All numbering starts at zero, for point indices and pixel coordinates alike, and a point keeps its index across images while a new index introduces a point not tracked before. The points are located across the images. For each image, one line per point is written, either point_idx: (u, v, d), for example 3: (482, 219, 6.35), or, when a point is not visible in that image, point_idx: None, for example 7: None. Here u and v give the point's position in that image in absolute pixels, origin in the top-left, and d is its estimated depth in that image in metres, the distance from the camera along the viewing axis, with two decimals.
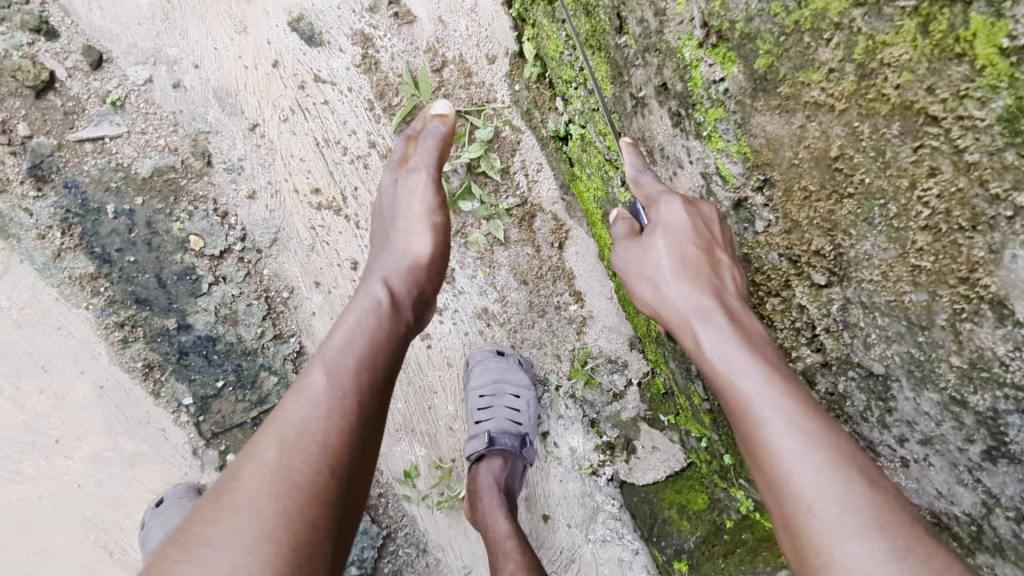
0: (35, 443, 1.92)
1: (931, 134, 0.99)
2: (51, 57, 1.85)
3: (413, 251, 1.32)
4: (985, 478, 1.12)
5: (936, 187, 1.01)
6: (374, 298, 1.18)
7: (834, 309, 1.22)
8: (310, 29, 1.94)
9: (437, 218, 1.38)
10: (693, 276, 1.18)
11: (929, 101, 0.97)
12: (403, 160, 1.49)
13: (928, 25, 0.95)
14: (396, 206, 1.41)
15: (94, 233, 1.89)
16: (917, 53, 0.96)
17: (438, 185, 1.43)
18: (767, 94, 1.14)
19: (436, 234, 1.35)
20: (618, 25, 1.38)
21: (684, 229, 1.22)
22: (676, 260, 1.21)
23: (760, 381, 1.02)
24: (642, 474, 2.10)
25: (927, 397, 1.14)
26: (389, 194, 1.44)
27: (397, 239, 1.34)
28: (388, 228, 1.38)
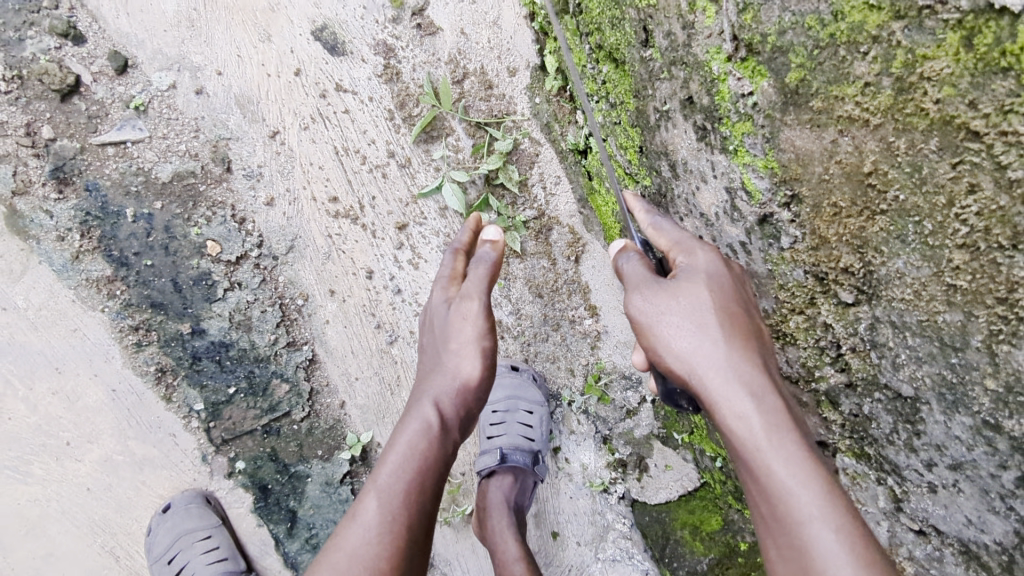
0: (45, 445, 1.92)
1: (972, 150, 0.97)
2: (77, 62, 1.87)
3: (461, 374, 1.24)
4: (1018, 506, 1.09)
5: (975, 205, 0.98)
6: (425, 421, 1.17)
7: (862, 328, 1.20)
8: (333, 38, 1.96)
9: (487, 340, 1.28)
10: (736, 340, 1.08)
11: (970, 116, 0.96)
12: (452, 277, 1.39)
13: (972, 39, 0.94)
14: (444, 329, 1.29)
15: (112, 237, 1.90)
16: (960, 67, 0.95)
17: (489, 308, 1.31)
18: (797, 108, 1.13)
19: (485, 358, 1.26)
20: (644, 39, 1.37)
21: (730, 293, 1.13)
22: (724, 324, 1.09)
23: (806, 469, 0.97)
24: (653, 493, 2.06)
25: (959, 421, 1.12)
26: (439, 315, 1.32)
27: (445, 360, 1.26)
28: (436, 349, 1.29)
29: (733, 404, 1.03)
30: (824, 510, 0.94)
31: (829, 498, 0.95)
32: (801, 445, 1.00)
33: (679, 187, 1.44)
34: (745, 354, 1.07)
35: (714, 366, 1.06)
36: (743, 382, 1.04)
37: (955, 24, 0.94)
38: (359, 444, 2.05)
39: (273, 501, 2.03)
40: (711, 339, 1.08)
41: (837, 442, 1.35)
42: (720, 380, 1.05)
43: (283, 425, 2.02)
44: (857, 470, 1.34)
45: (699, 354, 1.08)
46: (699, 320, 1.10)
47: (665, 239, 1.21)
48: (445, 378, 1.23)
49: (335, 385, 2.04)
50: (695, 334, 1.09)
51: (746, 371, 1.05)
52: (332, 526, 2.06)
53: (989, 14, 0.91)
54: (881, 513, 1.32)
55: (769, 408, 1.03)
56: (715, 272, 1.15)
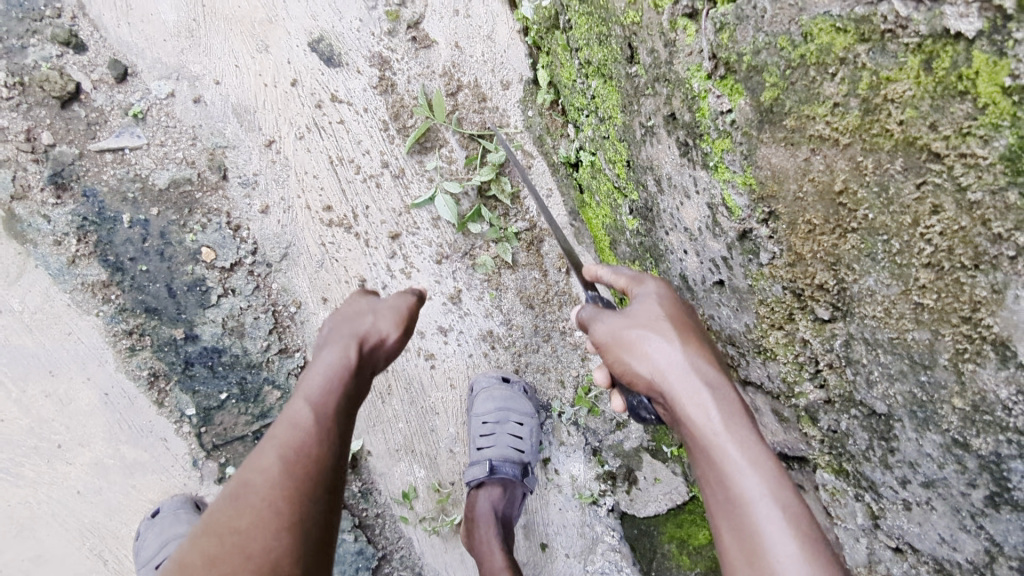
0: (37, 447, 1.93)
1: (934, 171, 0.98)
2: (79, 70, 1.90)
3: (382, 334, 1.25)
4: (988, 525, 1.09)
5: (939, 225, 0.99)
6: (342, 358, 1.16)
7: (837, 345, 1.21)
8: (329, 50, 1.98)
9: (412, 322, 1.31)
10: (694, 342, 1.11)
11: (932, 138, 0.97)
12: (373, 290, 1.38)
13: (931, 62, 0.95)
14: (372, 302, 1.31)
15: (108, 242, 1.92)
16: (921, 90, 0.97)
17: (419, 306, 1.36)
18: (772, 126, 1.14)
19: (405, 331, 1.28)
20: (629, 55, 1.39)
21: (682, 303, 1.18)
22: (681, 325, 1.12)
23: (758, 453, 0.99)
24: (642, 506, 2.06)
25: (931, 438, 1.12)
26: (363, 297, 1.32)
27: (367, 317, 1.26)
28: (358, 313, 1.28)
29: (690, 395, 1.05)
30: (774, 492, 0.95)
31: (777, 480, 0.97)
32: (753, 433, 1.02)
33: (664, 202, 1.46)
34: (701, 354, 1.10)
35: (673, 361, 1.08)
36: (701, 375, 1.06)
37: (915, 47, 0.96)
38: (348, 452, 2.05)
39: None
40: (671, 340, 1.10)
41: (817, 458, 1.36)
42: (679, 374, 1.07)
43: None
44: (836, 486, 1.35)
45: (661, 352, 1.09)
46: (657, 323, 1.12)
47: (621, 278, 1.24)
48: (367, 331, 1.23)
49: None
50: (656, 333, 1.11)
51: (704, 366, 1.07)
52: None
53: (946, 39, 0.93)
54: (860, 530, 1.33)
55: (726, 400, 1.04)
56: (666, 289, 1.20)
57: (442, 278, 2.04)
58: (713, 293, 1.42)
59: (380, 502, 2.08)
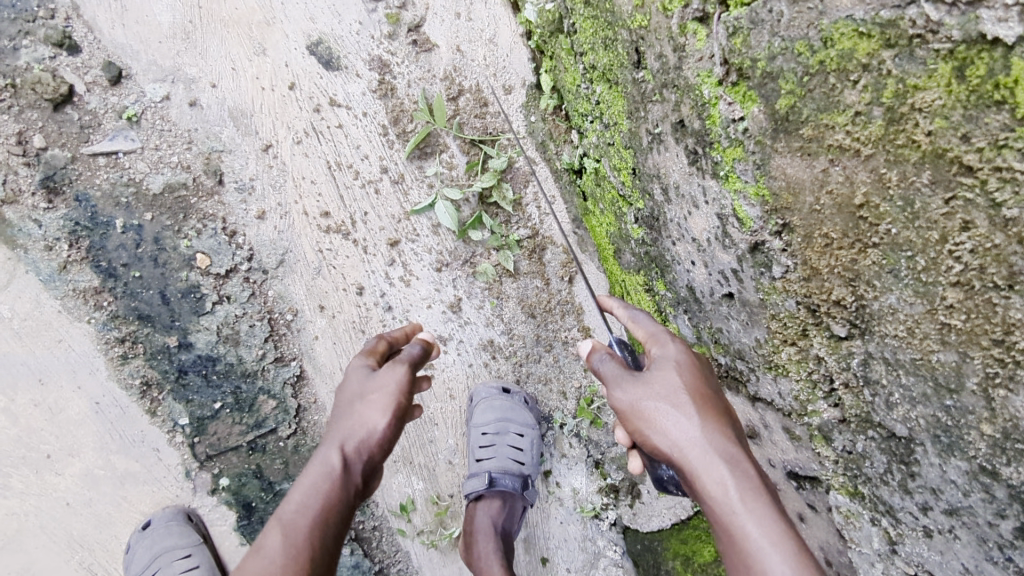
0: (26, 457, 1.89)
1: (965, 185, 0.93)
2: (72, 71, 1.86)
3: (370, 425, 1.19)
4: (1017, 557, 1.04)
5: (970, 242, 0.95)
6: (327, 464, 1.14)
7: (854, 363, 1.16)
8: (328, 53, 1.94)
9: (406, 399, 1.23)
10: (713, 418, 1.08)
11: (963, 150, 0.93)
12: (374, 348, 1.35)
13: (964, 70, 0.90)
14: (362, 382, 1.25)
15: (101, 248, 1.88)
16: (952, 99, 0.92)
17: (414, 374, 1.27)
18: (789, 135, 1.10)
19: (397, 414, 1.21)
20: (636, 60, 1.35)
21: (704, 374, 1.14)
22: (700, 399, 1.09)
23: (781, 534, 0.94)
24: (646, 520, 2.01)
25: (955, 465, 1.07)
26: (356, 375, 1.27)
27: (356, 408, 1.22)
28: (350, 400, 1.24)
29: (708, 472, 1.02)
30: (799, 574, 0.90)
31: (803, 563, 0.91)
32: (777, 514, 0.97)
33: (671, 212, 1.41)
34: (720, 429, 1.07)
35: (690, 437, 1.05)
36: (719, 451, 1.03)
37: (947, 53, 0.91)
38: None
39: (257, 519, 2.00)
40: (688, 415, 1.07)
41: (831, 479, 1.31)
42: (697, 450, 1.04)
43: (269, 442, 1.99)
44: (850, 509, 1.30)
45: (679, 429, 1.06)
46: (675, 397, 1.09)
47: (639, 329, 1.21)
48: (355, 427, 1.19)
49: (323, 403, 2.01)
50: (673, 409, 1.08)
51: (722, 442, 1.04)
52: None
53: (981, 45, 0.88)
54: (876, 555, 1.28)
55: (746, 478, 1.01)
56: (688, 358, 1.16)
57: (442, 286, 2.00)
58: (722, 306, 1.38)
59: (378, 515, 2.03)
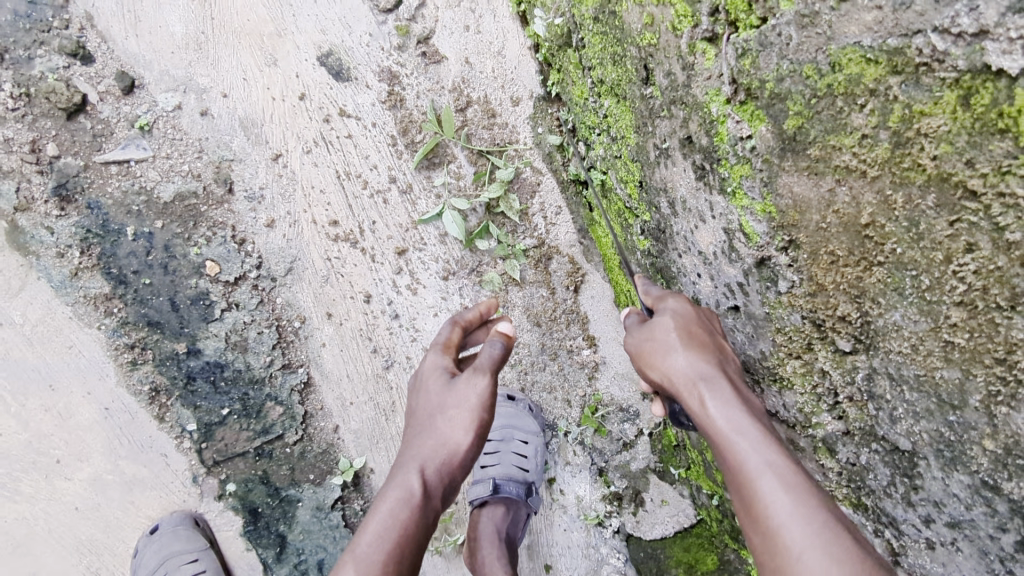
0: (36, 462, 1.90)
1: (969, 209, 0.96)
2: (85, 81, 1.89)
3: (452, 445, 1.26)
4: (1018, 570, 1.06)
5: (973, 263, 0.98)
6: (408, 490, 1.19)
7: (859, 378, 1.18)
8: (339, 64, 1.96)
9: (487, 415, 1.28)
10: (700, 347, 1.20)
11: (968, 175, 0.95)
12: (448, 349, 1.41)
13: (969, 98, 0.93)
14: (444, 398, 1.30)
15: (112, 255, 1.90)
16: (957, 125, 0.95)
17: (496, 385, 1.31)
18: (796, 155, 1.13)
19: (479, 433, 1.27)
20: (645, 76, 1.37)
21: (692, 314, 1.26)
22: (684, 332, 1.22)
23: (749, 428, 1.08)
24: (649, 528, 2.02)
25: (958, 479, 1.09)
26: (435, 387, 1.33)
27: (438, 425, 1.28)
28: (431, 414, 1.30)
29: (689, 390, 1.15)
30: (765, 460, 1.04)
31: (767, 450, 1.05)
32: (750, 416, 1.10)
33: (678, 225, 1.43)
34: (702, 354, 1.19)
35: (675, 365, 1.19)
36: (700, 369, 1.16)
37: (953, 82, 0.94)
38: (352, 468, 2.03)
39: (263, 525, 2.02)
40: (674, 348, 1.20)
41: (834, 491, 1.32)
42: (681, 374, 1.17)
43: (275, 448, 2.01)
44: (854, 520, 1.31)
45: (666, 360, 1.20)
46: (663, 333, 1.23)
47: (649, 294, 1.35)
48: (437, 448, 1.26)
49: (330, 409, 2.02)
50: (662, 344, 1.21)
51: (701, 364, 1.17)
52: (322, 552, 2.04)
53: (986, 75, 0.91)
54: None
55: (722, 389, 1.14)
56: (680, 307, 1.27)
57: (448, 295, 2.02)
58: (728, 318, 1.39)
59: None
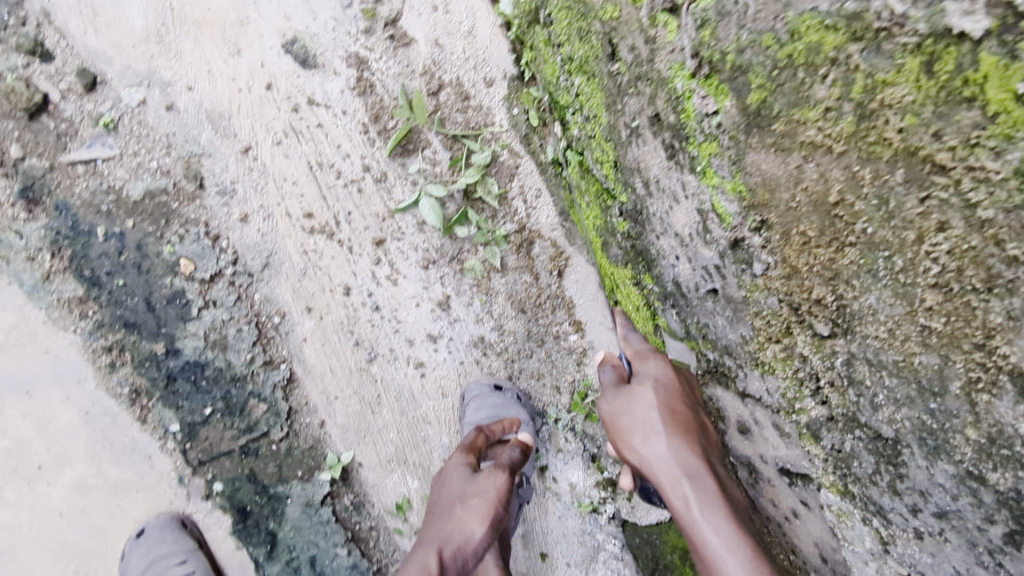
0: (18, 469, 1.88)
1: (939, 185, 0.92)
2: (45, 79, 1.83)
3: (468, 532, 1.37)
4: (1007, 563, 1.04)
5: (946, 244, 0.93)
6: (426, 566, 1.29)
7: (838, 363, 1.14)
8: (304, 51, 1.89)
9: (501, 508, 1.42)
10: (682, 437, 1.27)
11: (936, 148, 0.90)
12: (471, 447, 1.61)
13: (933, 65, 0.88)
14: (465, 487, 1.46)
15: (83, 257, 1.86)
16: (921, 95, 0.90)
17: (512, 482, 1.48)
18: (761, 131, 1.08)
19: (492, 522, 1.39)
20: (610, 52, 1.31)
21: (677, 398, 1.34)
22: (665, 414, 1.30)
23: (729, 532, 1.14)
24: (644, 513, 2.03)
25: (942, 468, 1.06)
26: (459, 479, 1.49)
27: (458, 513, 1.41)
28: (452, 503, 1.44)
29: (669, 478, 1.23)
30: (734, 551, 1.12)
31: (737, 543, 1.13)
32: (730, 517, 1.16)
33: (653, 206, 1.38)
34: (684, 444, 1.27)
35: (655, 448, 1.27)
36: (683, 466, 1.23)
37: (914, 48, 0.89)
38: (340, 464, 2.00)
39: (252, 523, 2.00)
40: (653, 431, 1.29)
41: (821, 477, 1.29)
42: (662, 464, 1.25)
43: (262, 446, 1.98)
44: (841, 508, 1.28)
45: (649, 446, 1.28)
46: (645, 417, 1.31)
47: (632, 348, 1.48)
48: (455, 531, 1.37)
49: (315, 405, 1.99)
50: (642, 429, 1.30)
51: (684, 456, 1.24)
52: (314, 547, 2.04)
53: (948, 39, 0.85)
54: (869, 554, 1.26)
55: (704, 485, 1.21)
56: (663, 376, 1.38)
57: (430, 284, 1.97)
58: (708, 301, 1.35)
59: (374, 515, 2.05)
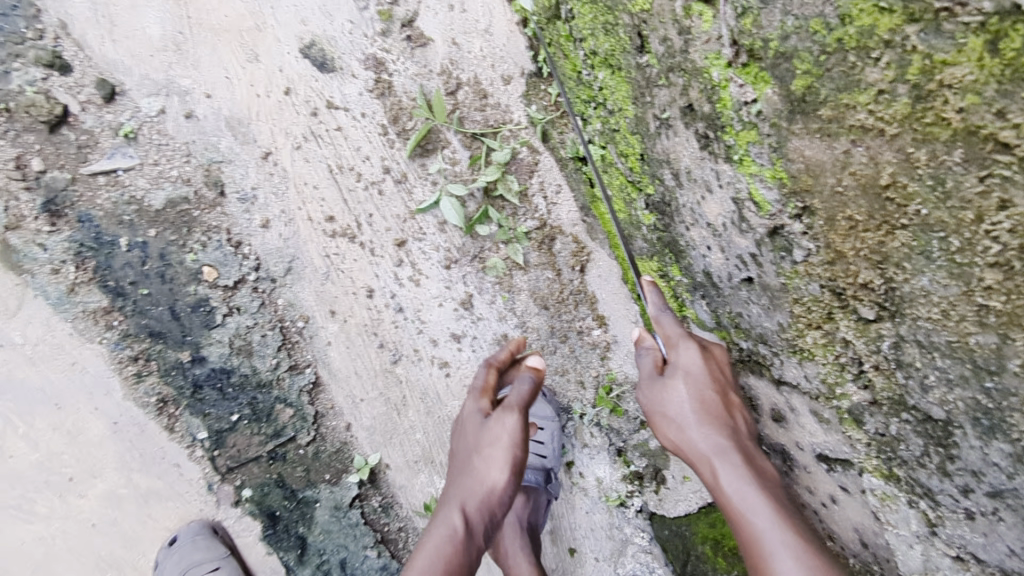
0: (49, 481, 1.89)
1: (1001, 163, 0.90)
2: (65, 91, 1.84)
3: (489, 483, 1.37)
4: None
5: (1008, 222, 0.92)
6: (451, 527, 1.31)
7: (885, 346, 1.16)
8: (322, 55, 1.90)
9: (519, 450, 1.39)
10: (710, 416, 1.31)
11: (998, 127, 0.89)
12: (484, 390, 1.55)
13: (998, 43, 0.87)
14: (479, 437, 1.43)
15: (107, 267, 1.87)
16: (984, 74, 0.89)
17: (526, 420, 1.42)
18: (806, 116, 1.11)
19: (514, 469, 1.38)
20: (639, 45, 1.37)
21: (703, 375, 1.35)
22: (695, 402, 1.32)
23: (758, 503, 1.18)
24: (672, 505, 2.00)
25: (997, 447, 1.06)
26: (474, 426, 1.47)
27: (476, 465, 1.40)
28: (469, 454, 1.43)
29: (702, 463, 1.28)
30: (775, 533, 1.13)
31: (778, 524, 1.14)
32: (758, 489, 1.20)
33: (683, 197, 1.42)
34: (712, 423, 1.30)
35: (689, 438, 1.31)
36: (712, 445, 1.27)
37: (978, 27, 0.87)
38: (367, 466, 2.00)
39: (282, 528, 1.99)
40: (687, 423, 1.32)
41: (863, 462, 1.32)
42: (694, 446, 1.30)
43: (289, 450, 1.98)
44: (885, 491, 1.31)
45: (682, 433, 1.33)
46: (675, 404, 1.35)
47: (665, 328, 1.42)
48: (475, 488, 1.37)
49: (340, 408, 1.99)
50: (674, 416, 1.34)
51: (713, 436, 1.28)
52: (343, 551, 2.01)
53: (1016, 17, 0.84)
54: (915, 537, 1.28)
55: (731, 460, 1.25)
56: (691, 363, 1.36)
57: (452, 284, 1.97)
58: (742, 290, 1.39)
59: (402, 516, 2.04)
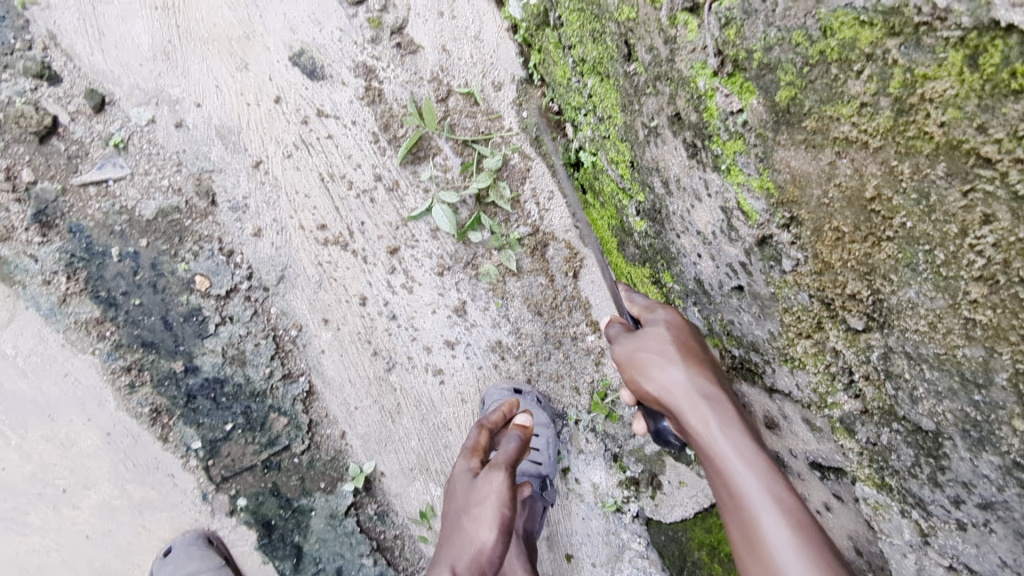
0: (43, 493, 1.89)
1: (984, 177, 0.91)
2: (54, 102, 1.83)
3: (477, 542, 1.36)
4: None
5: (992, 236, 0.92)
6: None
7: (874, 357, 1.16)
8: (312, 63, 1.89)
9: (506, 509, 1.39)
10: (699, 366, 1.29)
11: (980, 141, 0.89)
12: (475, 449, 1.59)
13: (977, 58, 0.87)
14: (467, 498, 1.44)
15: (99, 278, 1.86)
16: (965, 88, 0.89)
17: (512, 479, 1.44)
18: (790, 128, 1.10)
19: (501, 528, 1.37)
20: (626, 53, 1.36)
21: (685, 331, 1.36)
22: (684, 350, 1.30)
23: (751, 459, 1.18)
24: (668, 511, 1.98)
25: (987, 459, 1.06)
26: (462, 484, 1.49)
27: (465, 525, 1.40)
28: (459, 515, 1.44)
29: (693, 407, 1.24)
30: (767, 493, 1.14)
31: (775, 489, 1.14)
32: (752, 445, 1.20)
33: (673, 204, 1.42)
34: (702, 372, 1.28)
35: (676, 380, 1.27)
36: (702, 392, 1.25)
37: (958, 41, 0.88)
38: (362, 474, 1.99)
39: (277, 537, 1.99)
40: (670, 360, 1.29)
41: (855, 471, 1.32)
42: (683, 392, 1.26)
43: (283, 459, 1.97)
44: (878, 501, 1.30)
45: (666, 375, 1.28)
46: (662, 349, 1.31)
47: (637, 305, 1.47)
48: (464, 548, 1.36)
49: (334, 416, 1.98)
50: (660, 359, 1.29)
51: (703, 383, 1.26)
52: (339, 559, 2.01)
53: (994, 32, 0.84)
54: (908, 546, 1.28)
55: (723, 410, 1.24)
56: (671, 319, 1.38)
57: (446, 290, 1.96)
58: (732, 299, 1.39)
59: (398, 523, 2.03)
